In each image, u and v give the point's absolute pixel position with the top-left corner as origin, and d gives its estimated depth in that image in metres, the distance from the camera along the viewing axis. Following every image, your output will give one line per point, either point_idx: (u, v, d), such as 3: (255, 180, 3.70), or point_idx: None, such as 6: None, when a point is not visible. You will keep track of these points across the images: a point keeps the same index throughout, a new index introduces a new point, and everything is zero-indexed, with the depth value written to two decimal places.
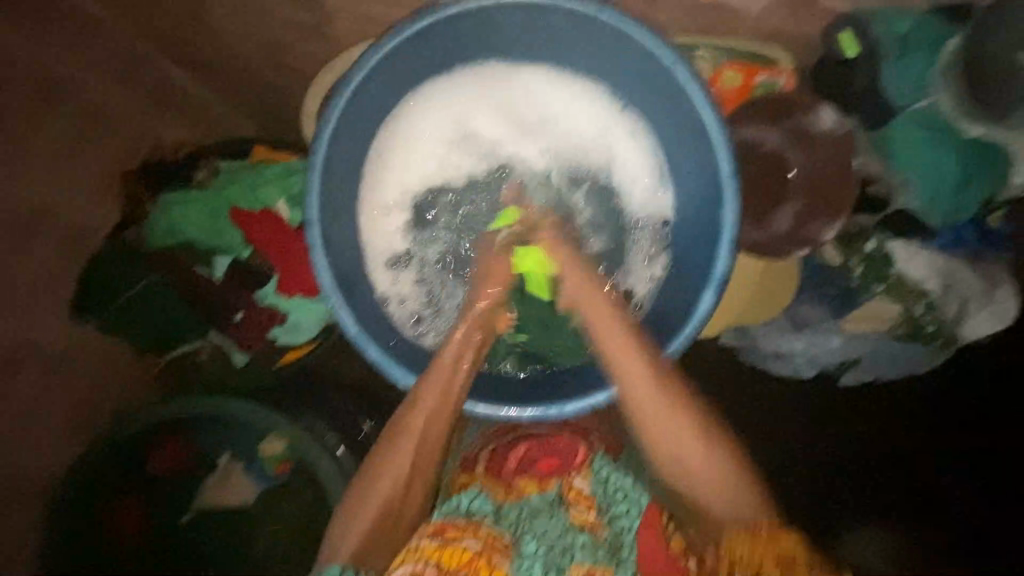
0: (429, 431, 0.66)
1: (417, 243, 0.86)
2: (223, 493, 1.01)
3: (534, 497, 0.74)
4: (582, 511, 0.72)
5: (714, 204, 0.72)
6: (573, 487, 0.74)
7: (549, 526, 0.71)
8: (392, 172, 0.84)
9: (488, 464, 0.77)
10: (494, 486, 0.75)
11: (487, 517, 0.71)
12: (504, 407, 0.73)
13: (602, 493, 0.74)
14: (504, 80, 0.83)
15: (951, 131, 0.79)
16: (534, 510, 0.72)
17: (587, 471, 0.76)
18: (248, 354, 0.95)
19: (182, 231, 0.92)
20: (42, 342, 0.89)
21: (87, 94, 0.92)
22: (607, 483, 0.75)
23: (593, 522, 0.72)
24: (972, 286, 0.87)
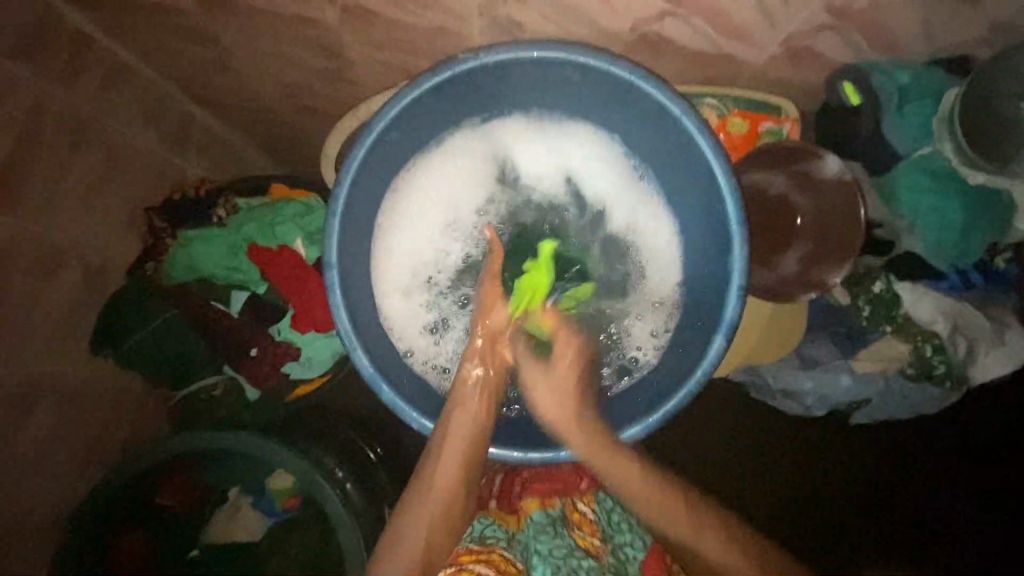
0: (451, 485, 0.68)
1: (436, 298, 0.89)
2: (235, 524, 1.01)
3: (537, 514, 0.75)
4: (586, 533, 0.74)
5: (721, 252, 0.73)
6: (576, 510, 0.76)
7: (553, 544, 0.71)
8: (409, 226, 0.87)
9: (502, 500, 0.77)
10: (506, 516, 0.75)
11: (501, 542, 0.71)
12: (517, 449, 0.73)
13: (605, 522, 0.76)
14: (515, 140, 0.87)
15: (954, 179, 0.82)
16: (537, 528, 0.73)
17: (591, 498, 0.78)
18: (261, 390, 0.97)
19: (201, 266, 0.94)
20: (64, 373, 0.91)
21: (112, 134, 0.95)
22: (610, 516, 0.77)
23: (597, 547, 0.73)
24: (981, 329, 0.88)
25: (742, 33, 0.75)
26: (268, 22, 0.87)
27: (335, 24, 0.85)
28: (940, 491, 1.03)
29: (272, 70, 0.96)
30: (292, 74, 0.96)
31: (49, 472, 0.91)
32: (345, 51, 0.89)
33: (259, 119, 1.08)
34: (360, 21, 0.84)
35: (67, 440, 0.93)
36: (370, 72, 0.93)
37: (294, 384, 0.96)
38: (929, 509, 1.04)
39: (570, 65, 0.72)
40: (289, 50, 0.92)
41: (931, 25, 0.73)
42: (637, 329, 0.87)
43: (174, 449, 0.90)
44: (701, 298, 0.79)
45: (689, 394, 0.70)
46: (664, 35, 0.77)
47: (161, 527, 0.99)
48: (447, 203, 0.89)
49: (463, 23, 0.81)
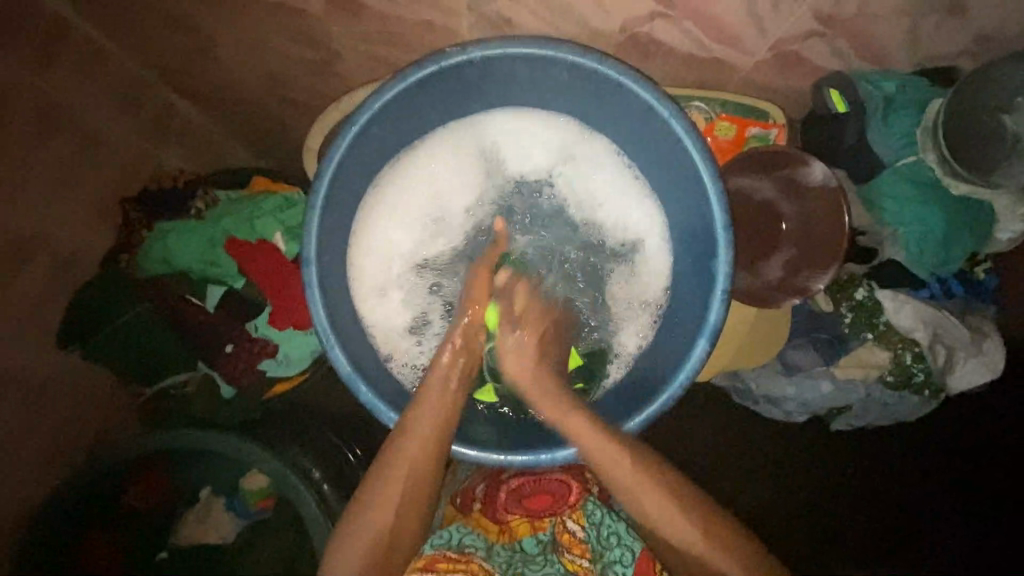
0: (414, 488, 0.67)
1: (424, 296, 0.88)
2: (207, 525, 0.98)
3: (527, 536, 0.75)
4: (575, 555, 0.73)
5: (707, 255, 0.73)
6: (566, 530, 0.75)
7: (542, 570, 0.73)
8: (394, 222, 0.87)
9: (483, 503, 0.77)
10: (487, 525, 0.75)
11: (479, 552, 0.72)
12: (497, 453, 0.71)
13: (596, 539, 0.74)
14: (503, 140, 0.86)
15: (937, 188, 0.82)
16: (526, 556, 0.74)
17: (581, 513, 0.76)
18: (236, 388, 0.93)
19: (176, 260, 0.92)
20: (30, 364, 0.88)
21: (87, 119, 0.92)
22: (600, 532, 0.75)
23: (585, 568, 0.73)
24: (961, 340, 0.89)
25: (732, 37, 0.75)
26: (253, 10, 0.85)
27: (323, 15, 0.83)
28: (919, 497, 1.04)
29: (257, 60, 0.94)
30: (277, 65, 0.94)
31: (11, 465, 0.87)
32: (332, 44, 0.88)
33: (242, 110, 1.06)
34: (348, 13, 0.82)
35: (33, 435, 0.89)
36: (356, 66, 0.91)
37: (269, 382, 0.93)
38: (907, 513, 1.05)
39: (558, 63, 0.71)
40: (274, 41, 0.90)
41: (916, 35, 0.74)
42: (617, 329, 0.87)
43: (146, 445, 0.88)
44: (685, 303, 0.79)
45: (675, 396, 0.70)
46: (655, 38, 0.77)
47: (136, 528, 0.96)
48: (433, 200, 0.88)
49: (453, 18, 0.79)
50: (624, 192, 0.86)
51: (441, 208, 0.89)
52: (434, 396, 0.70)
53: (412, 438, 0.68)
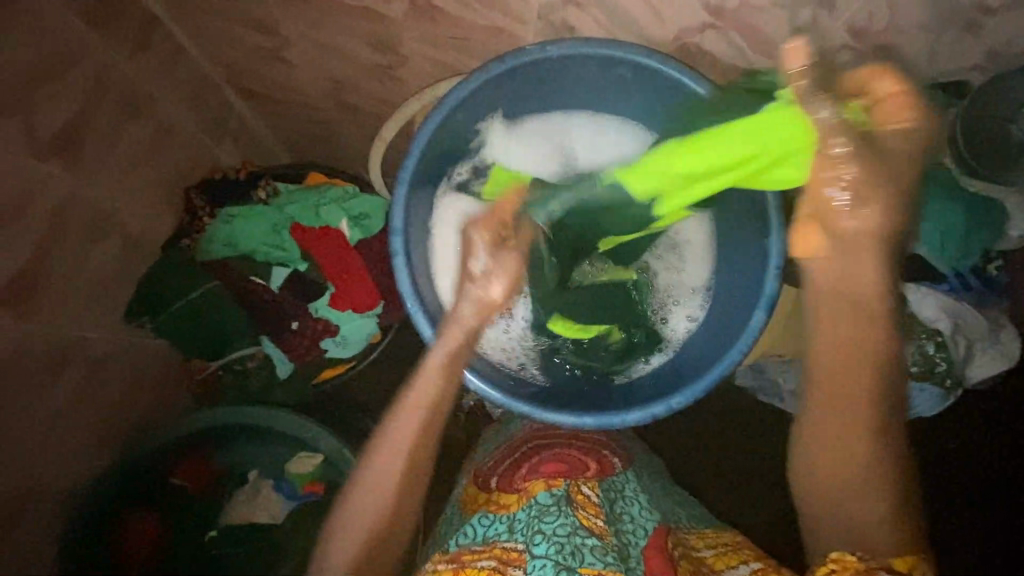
0: (422, 424, 0.67)
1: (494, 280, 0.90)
2: (256, 507, 0.97)
3: (542, 494, 0.73)
4: (589, 513, 0.71)
5: (756, 238, 0.80)
6: (580, 491, 0.74)
7: (556, 522, 0.69)
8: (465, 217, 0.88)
9: (502, 481, 0.79)
10: (507, 501, 0.76)
11: (502, 536, 0.72)
12: (564, 414, 0.77)
13: (608, 506, 0.74)
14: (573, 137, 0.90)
15: (954, 189, 0.91)
16: (541, 509, 0.71)
17: (594, 483, 0.77)
18: (293, 366, 0.97)
19: (240, 243, 0.96)
20: (95, 337, 0.89)
21: (161, 109, 0.97)
22: (613, 502, 0.76)
23: (600, 528, 0.70)
24: (979, 330, 0.96)
25: (773, 50, 0.84)
26: (328, 13, 0.92)
27: (398, 20, 0.90)
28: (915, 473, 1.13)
29: (322, 61, 1.01)
30: (342, 67, 1.02)
31: (69, 438, 0.87)
32: (400, 48, 0.95)
33: (299, 112, 1.13)
34: (421, 18, 0.89)
35: (90, 410, 0.89)
36: (419, 68, 0.99)
37: (325, 363, 0.98)
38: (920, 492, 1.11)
39: (624, 64, 0.79)
40: (343, 44, 0.97)
41: (935, 53, 0.82)
42: (674, 317, 0.91)
43: (200, 417, 0.90)
44: (727, 290, 0.87)
45: (730, 365, 0.77)
46: (703, 47, 0.86)
47: (178, 508, 0.96)
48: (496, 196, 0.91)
49: (520, 25, 0.87)
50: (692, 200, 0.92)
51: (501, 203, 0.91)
52: (428, 376, 0.67)
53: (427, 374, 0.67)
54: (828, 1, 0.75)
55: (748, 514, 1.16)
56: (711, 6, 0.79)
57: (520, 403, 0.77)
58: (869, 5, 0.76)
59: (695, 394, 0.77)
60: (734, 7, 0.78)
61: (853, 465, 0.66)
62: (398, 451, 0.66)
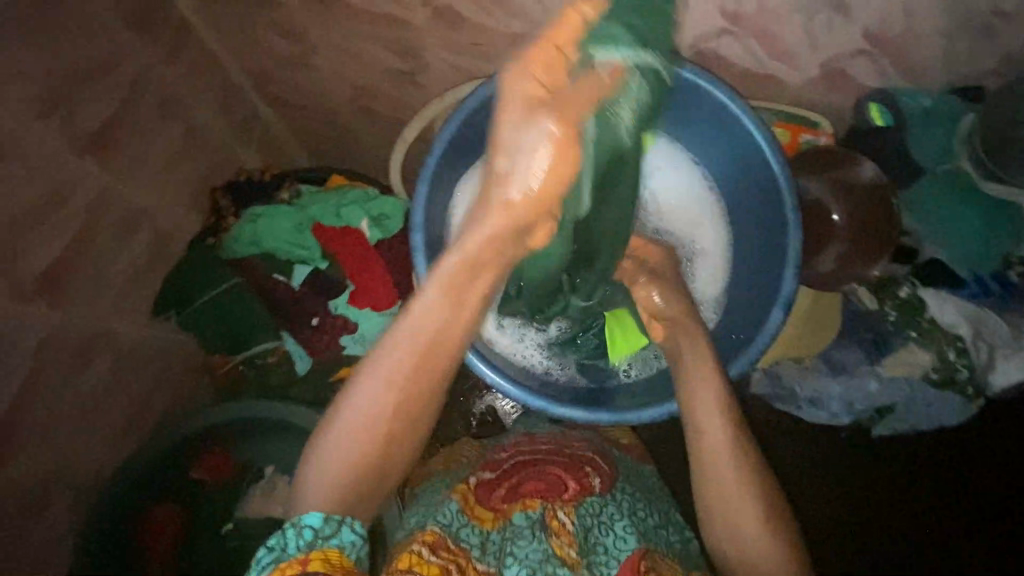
0: (422, 357, 0.63)
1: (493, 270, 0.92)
2: (271, 501, 0.97)
3: (518, 516, 0.73)
4: (562, 540, 0.70)
5: (773, 239, 0.80)
6: (556, 516, 0.72)
7: (529, 547, 0.69)
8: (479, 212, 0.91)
9: (483, 490, 0.77)
10: (483, 515, 0.75)
11: (474, 552, 0.70)
12: (578, 409, 0.79)
13: (583, 536, 0.71)
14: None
15: (972, 193, 0.90)
16: (515, 532, 0.71)
17: (571, 509, 0.73)
18: (312, 360, 0.98)
19: (265, 242, 0.98)
20: (123, 331, 0.92)
21: (193, 112, 1.01)
22: (588, 531, 0.71)
23: (574, 557, 0.69)
24: (1003, 338, 0.94)
25: (788, 54, 0.85)
26: (355, 21, 0.95)
27: (421, 27, 0.94)
28: (914, 475, 1.16)
29: (348, 68, 1.05)
30: (366, 73, 1.05)
31: (96, 428, 0.89)
32: (422, 55, 0.99)
33: (322, 117, 1.17)
34: (444, 25, 0.92)
35: (115, 401, 0.92)
36: (440, 74, 1.02)
37: (339, 363, 0.98)
38: None
39: None
40: (368, 51, 1.00)
41: (951, 57, 0.83)
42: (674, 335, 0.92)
43: (225, 412, 0.92)
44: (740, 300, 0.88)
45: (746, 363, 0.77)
46: (719, 52, 0.87)
47: (197, 501, 0.97)
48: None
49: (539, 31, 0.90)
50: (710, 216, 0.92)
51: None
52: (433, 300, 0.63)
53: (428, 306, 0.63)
54: (843, 5, 0.77)
55: None
56: (728, 10, 0.80)
57: (534, 399, 0.80)
58: (883, 10, 0.77)
59: None
60: (750, 11, 0.80)
61: (742, 519, 0.66)
62: (395, 375, 0.63)
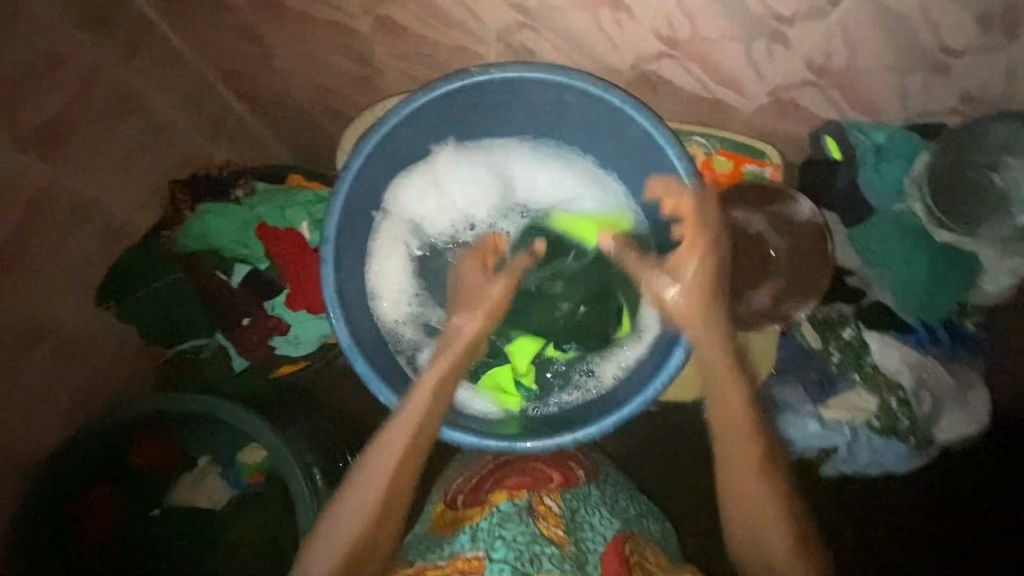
0: (401, 456, 0.71)
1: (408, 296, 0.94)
2: (200, 491, 1.02)
3: (503, 504, 0.77)
4: (549, 524, 0.75)
5: (691, 276, 0.78)
6: (542, 502, 0.78)
7: (518, 530, 0.73)
8: (402, 236, 0.93)
9: (468, 496, 0.81)
10: (473, 515, 0.79)
11: (465, 547, 0.74)
12: (486, 439, 0.75)
13: (569, 518, 0.76)
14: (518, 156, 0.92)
15: (923, 236, 0.85)
16: (503, 516, 0.75)
17: (557, 495, 0.79)
18: (248, 361, 1.01)
19: (212, 239, 1.00)
20: (67, 318, 0.96)
21: (153, 108, 1.03)
22: (575, 512, 0.77)
23: (559, 536, 0.74)
24: (946, 390, 0.91)
25: (733, 82, 0.81)
26: (306, 25, 0.96)
27: (370, 35, 0.93)
28: (868, 517, 1.11)
29: (307, 69, 1.05)
30: (325, 76, 1.05)
31: (37, 408, 0.94)
32: (375, 61, 0.98)
33: (290, 115, 1.17)
34: (390, 34, 0.92)
35: (58, 383, 0.96)
36: (394, 82, 1.01)
37: (279, 360, 1.01)
38: None
39: (571, 89, 0.77)
40: (324, 54, 1.01)
41: (903, 93, 0.78)
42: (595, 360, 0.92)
43: (157, 406, 0.94)
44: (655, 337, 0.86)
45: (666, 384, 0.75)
46: (662, 76, 0.84)
47: (138, 484, 1.00)
48: (428, 222, 0.95)
49: (482, 45, 0.88)
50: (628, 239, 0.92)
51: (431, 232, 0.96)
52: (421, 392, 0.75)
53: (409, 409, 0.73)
54: (781, 35, 0.73)
55: (699, 548, 1.13)
56: (665, 35, 0.77)
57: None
58: (826, 40, 0.73)
59: (597, 433, 0.75)
60: (687, 36, 0.76)
61: (766, 534, 0.72)
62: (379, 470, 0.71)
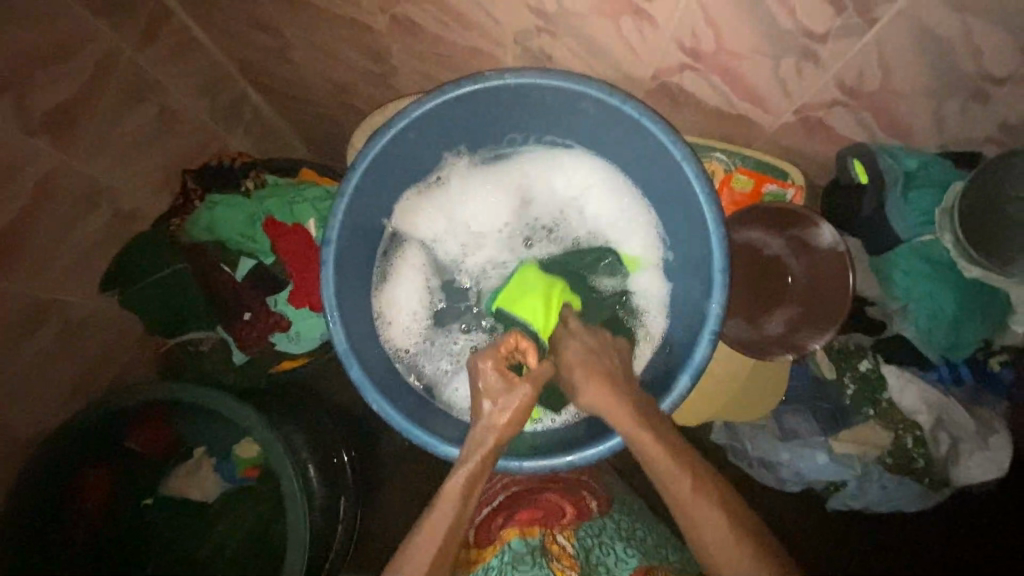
0: (440, 551, 0.64)
1: (423, 317, 0.93)
2: (193, 481, 1.03)
3: (516, 541, 0.75)
4: (563, 564, 0.73)
5: (702, 297, 0.75)
6: (556, 542, 0.76)
7: (530, 572, 0.71)
8: (414, 258, 0.93)
9: (480, 530, 0.78)
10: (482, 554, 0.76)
11: None
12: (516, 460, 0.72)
13: (584, 558, 0.74)
14: (529, 178, 0.92)
15: (950, 268, 0.81)
16: (515, 557, 0.73)
17: (570, 532, 0.77)
18: (248, 354, 1.01)
19: (219, 229, 1.00)
20: (72, 301, 0.96)
21: (167, 95, 1.03)
22: (590, 551, 0.75)
23: None
24: (967, 431, 0.87)
25: (757, 98, 0.78)
26: (323, 18, 0.94)
27: (386, 31, 0.91)
28: (884, 555, 1.06)
29: (323, 63, 1.03)
30: (340, 71, 1.04)
31: (37, 390, 0.95)
32: (391, 59, 0.96)
33: (304, 106, 1.16)
34: (407, 33, 0.90)
35: (60, 366, 0.97)
36: (409, 78, 0.99)
37: (281, 355, 1.01)
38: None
39: (586, 98, 0.74)
40: (340, 49, 0.99)
41: (938, 118, 0.74)
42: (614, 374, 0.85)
43: (142, 397, 0.90)
44: (669, 354, 0.82)
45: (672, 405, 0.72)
46: (683, 86, 0.80)
47: (133, 470, 1.01)
48: (440, 244, 0.94)
49: (499, 48, 0.85)
50: (646, 249, 0.88)
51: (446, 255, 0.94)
52: (453, 488, 0.67)
53: (445, 500, 0.66)
54: (812, 53, 0.69)
55: None
56: (688, 47, 0.74)
57: (418, 431, 0.74)
58: (859, 61, 0.69)
59: (592, 455, 0.71)
60: (711, 49, 0.73)
61: None
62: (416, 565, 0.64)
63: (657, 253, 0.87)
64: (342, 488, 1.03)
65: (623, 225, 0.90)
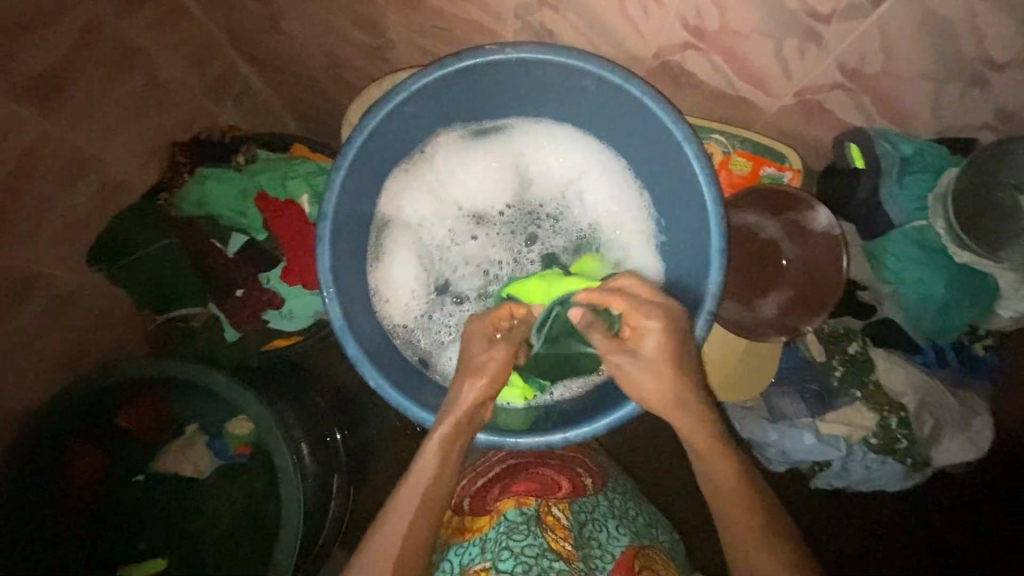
0: (421, 511, 0.65)
1: (411, 295, 0.91)
2: (186, 459, 1.03)
3: (512, 512, 0.77)
4: (557, 535, 0.74)
5: (699, 277, 0.75)
6: (549, 513, 0.77)
7: (525, 541, 0.72)
8: (408, 236, 0.92)
9: (475, 500, 0.80)
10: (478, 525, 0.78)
11: (474, 559, 0.74)
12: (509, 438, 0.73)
13: (578, 532, 0.75)
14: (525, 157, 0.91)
15: (941, 254, 0.82)
16: (510, 526, 0.74)
17: (565, 506, 0.79)
18: (241, 332, 1.00)
19: (210, 204, 0.98)
20: (60, 275, 0.94)
21: (156, 65, 0.99)
22: (583, 526, 0.76)
23: (568, 550, 0.72)
24: (949, 413, 0.89)
25: (758, 80, 0.77)
26: None
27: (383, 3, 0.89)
28: (867, 532, 1.10)
29: (317, 35, 1.01)
30: (335, 44, 1.01)
31: (25, 365, 0.93)
32: (388, 31, 0.94)
33: (297, 81, 1.13)
34: (405, 5, 0.87)
35: (48, 341, 0.95)
36: (406, 52, 0.97)
37: (272, 333, 1.00)
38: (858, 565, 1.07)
39: (586, 75, 0.73)
40: (335, 21, 0.97)
41: (936, 103, 0.74)
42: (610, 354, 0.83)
43: (135, 374, 0.89)
44: None
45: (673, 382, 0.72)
46: (685, 67, 0.80)
47: (125, 447, 1.00)
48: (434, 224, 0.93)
49: (499, 22, 0.84)
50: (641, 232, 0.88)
51: (439, 235, 0.93)
52: (431, 449, 0.67)
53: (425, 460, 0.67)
54: (815, 34, 0.68)
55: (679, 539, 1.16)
56: (692, 26, 0.73)
57: (415, 408, 0.74)
58: (861, 43, 0.68)
59: (587, 433, 0.71)
60: (715, 28, 0.72)
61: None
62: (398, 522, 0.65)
63: (653, 235, 0.87)
64: (336, 465, 1.03)
65: (618, 208, 0.90)
